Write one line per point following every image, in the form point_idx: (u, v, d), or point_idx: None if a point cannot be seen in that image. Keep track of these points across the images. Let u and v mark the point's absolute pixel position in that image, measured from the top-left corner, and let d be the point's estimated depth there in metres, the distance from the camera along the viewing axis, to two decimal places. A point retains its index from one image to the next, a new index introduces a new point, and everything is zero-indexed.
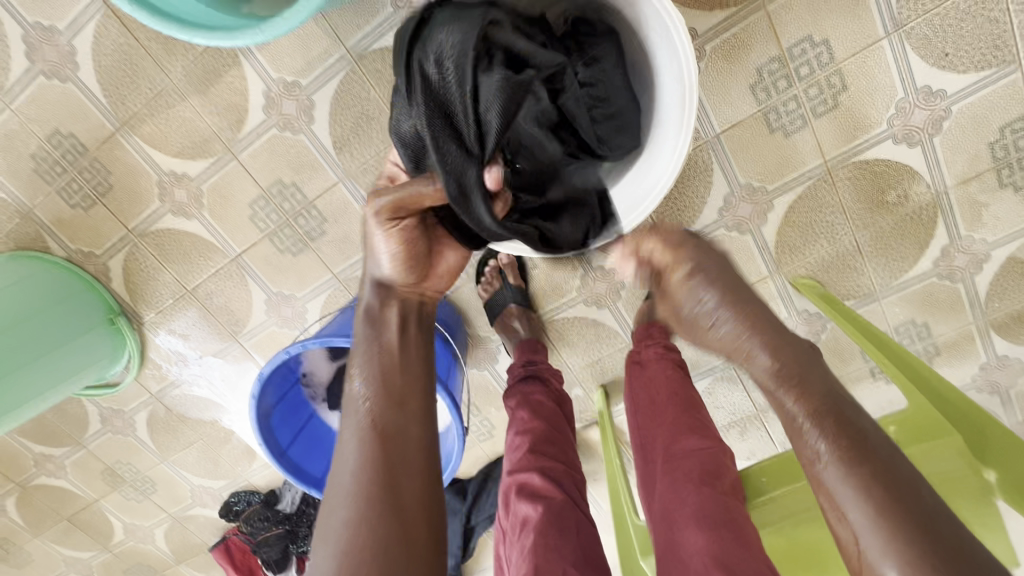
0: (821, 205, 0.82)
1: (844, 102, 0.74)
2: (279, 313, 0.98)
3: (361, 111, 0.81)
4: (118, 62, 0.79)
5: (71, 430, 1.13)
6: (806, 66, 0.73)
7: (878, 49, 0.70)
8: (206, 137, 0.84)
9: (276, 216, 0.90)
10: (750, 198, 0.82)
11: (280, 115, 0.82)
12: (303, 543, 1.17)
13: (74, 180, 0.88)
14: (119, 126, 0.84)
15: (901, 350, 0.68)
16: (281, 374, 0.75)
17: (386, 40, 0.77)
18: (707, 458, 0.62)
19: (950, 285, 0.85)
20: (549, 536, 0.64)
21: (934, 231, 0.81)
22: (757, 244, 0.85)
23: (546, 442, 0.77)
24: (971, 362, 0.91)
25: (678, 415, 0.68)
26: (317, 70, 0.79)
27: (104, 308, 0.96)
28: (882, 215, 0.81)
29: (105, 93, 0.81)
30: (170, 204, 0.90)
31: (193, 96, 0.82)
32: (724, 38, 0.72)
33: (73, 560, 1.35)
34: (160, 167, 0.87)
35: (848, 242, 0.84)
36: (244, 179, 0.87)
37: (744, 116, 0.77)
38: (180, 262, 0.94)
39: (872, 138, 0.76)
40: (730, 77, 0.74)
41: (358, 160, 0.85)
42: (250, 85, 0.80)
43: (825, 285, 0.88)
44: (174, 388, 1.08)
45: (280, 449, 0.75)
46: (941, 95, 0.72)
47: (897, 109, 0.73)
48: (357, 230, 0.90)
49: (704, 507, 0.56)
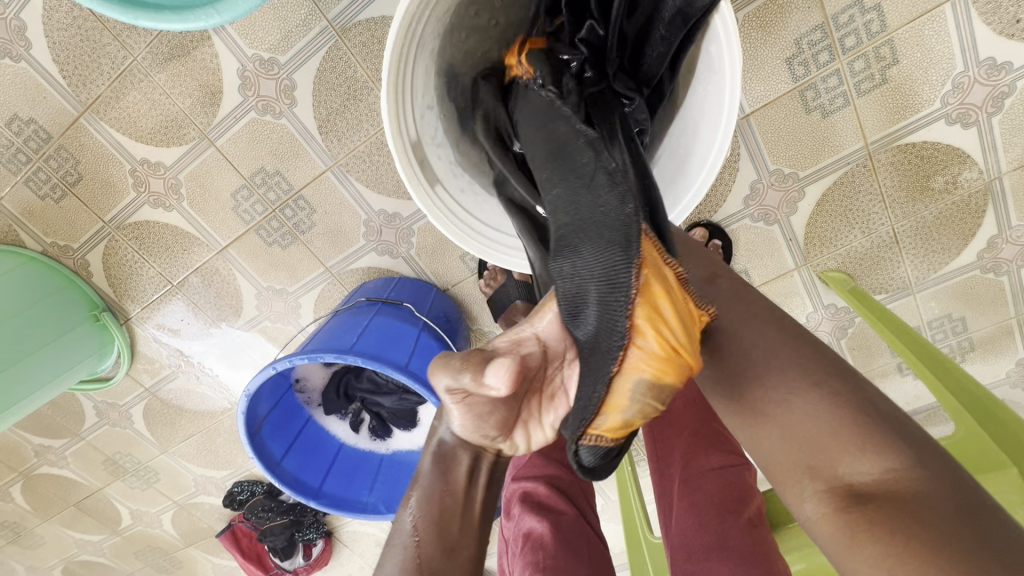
0: (858, 193, 0.74)
1: (893, 77, 0.65)
2: (271, 308, 0.94)
3: (349, 91, 0.73)
4: (75, 38, 0.71)
5: (68, 423, 1.11)
6: (852, 36, 0.64)
7: (939, 14, 0.61)
8: (180, 122, 0.77)
9: (261, 208, 0.83)
10: (779, 185, 0.75)
11: (259, 97, 0.74)
12: (309, 531, 1.20)
13: (41, 169, 0.81)
14: (83, 110, 0.76)
15: (943, 359, 0.63)
16: (274, 382, 0.71)
17: (371, 9, 0.68)
18: (731, 480, 0.58)
19: (993, 279, 0.78)
20: (559, 557, 0.58)
21: (981, 220, 0.73)
22: (784, 235, 0.79)
23: (555, 448, 0.71)
24: (1007, 358, 0.85)
25: (697, 427, 0.64)
26: (295, 46, 0.70)
27: (88, 304, 0.91)
28: (925, 203, 0.74)
29: (64, 74, 0.73)
30: (147, 194, 0.83)
31: (161, 76, 0.74)
32: (758, 6, 0.64)
33: (83, 543, 1.36)
34: (132, 155, 0.80)
35: (885, 233, 0.77)
36: (224, 167, 0.80)
37: (779, 94, 0.68)
38: (161, 256, 0.88)
39: (920, 118, 0.67)
40: (763, 51, 0.66)
41: (346, 147, 0.77)
42: (222, 63, 0.72)
43: (855, 279, 0.81)
44: (169, 382, 1.04)
45: (275, 461, 0.70)
46: (1007, 68, 0.62)
47: (954, 85, 0.64)
48: (349, 221, 0.84)
49: (729, 537, 0.51)
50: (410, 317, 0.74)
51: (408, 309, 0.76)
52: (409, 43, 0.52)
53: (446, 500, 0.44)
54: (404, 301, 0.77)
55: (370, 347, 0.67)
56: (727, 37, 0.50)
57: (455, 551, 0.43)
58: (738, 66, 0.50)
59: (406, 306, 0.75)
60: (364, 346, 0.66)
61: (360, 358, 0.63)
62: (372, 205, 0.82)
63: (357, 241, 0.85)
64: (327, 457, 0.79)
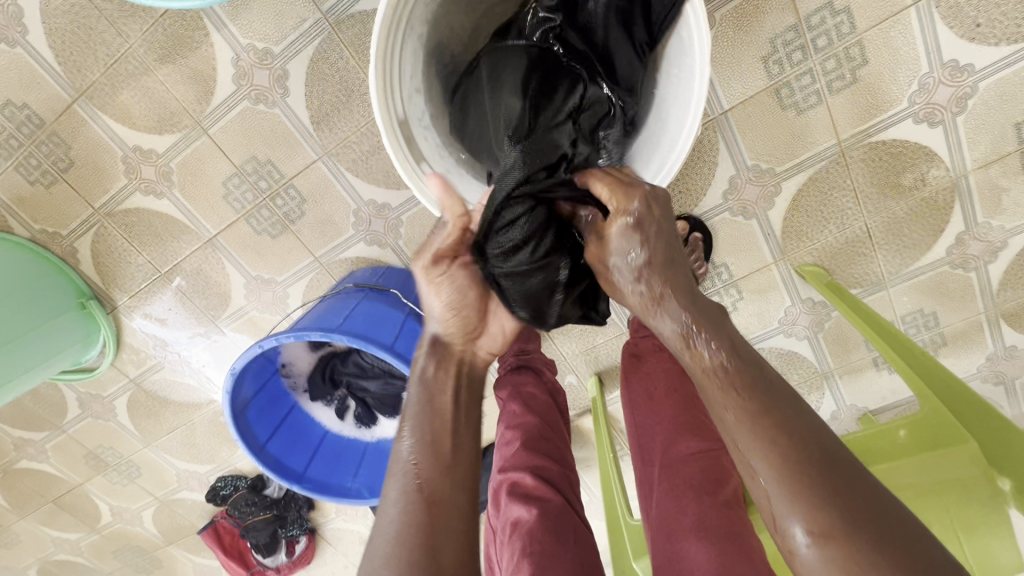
0: (833, 190, 0.77)
1: (863, 76, 0.69)
2: (259, 298, 0.94)
3: (342, 83, 0.75)
4: (72, 25, 0.72)
5: (50, 415, 1.10)
6: (824, 37, 0.67)
7: (905, 17, 0.64)
8: (174, 111, 0.78)
9: (251, 196, 0.84)
10: (758, 180, 0.77)
11: (252, 87, 0.75)
12: (293, 527, 1.19)
13: (32, 155, 0.81)
14: (77, 97, 0.77)
15: (923, 358, 0.64)
16: (259, 365, 0.71)
17: (363, 3, 0.70)
18: (708, 463, 0.56)
19: (962, 275, 0.81)
20: (545, 542, 0.58)
21: (949, 217, 0.76)
22: (762, 230, 0.81)
23: (540, 439, 0.71)
24: (977, 353, 0.88)
25: (678, 413, 0.63)
26: (290, 38, 0.72)
27: (75, 291, 0.91)
28: (896, 199, 0.77)
29: (59, 60, 0.74)
30: (138, 181, 0.84)
31: (157, 65, 0.75)
32: (735, 5, 0.67)
33: (60, 541, 1.33)
34: (124, 141, 0.81)
35: (858, 229, 0.80)
36: (216, 155, 0.81)
37: (755, 92, 0.71)
38: (151, 244, 0.89)
39: (891, 116, 0.70)
40: (741, 50, 0.69)
41: (337, 136, 0.79)
42: (218, 53, 0.74)
43: (831, 273, 0.84)
44: (154, 373, 1.04)
45: (259, 444, 0.71)
46: (968, 70, 0.66)
47: (920, 86, 0.68)
48: (338, 211, 0.85)
49: (706, 519, 0.51)
50: (397, 302, 0.74)
51: (395, 295, 0.76)
52: (398, 19, 0.54)
53: (436, 421, 0.50)
54: (391, 287, 0.77)
55: (357, 328, 0.68)
56: (697, 22, 0.52)
57: (454, 470, 0.47)
58: (707, 51, 0.52)
59: (392, 291, 0.75)
60: (350, 326, 0.67)
61: (346, 337, 0.65)
62: (361, 195, 0.83)
63: (346, 230, 0.86)
64: (311, 444, 0.79)
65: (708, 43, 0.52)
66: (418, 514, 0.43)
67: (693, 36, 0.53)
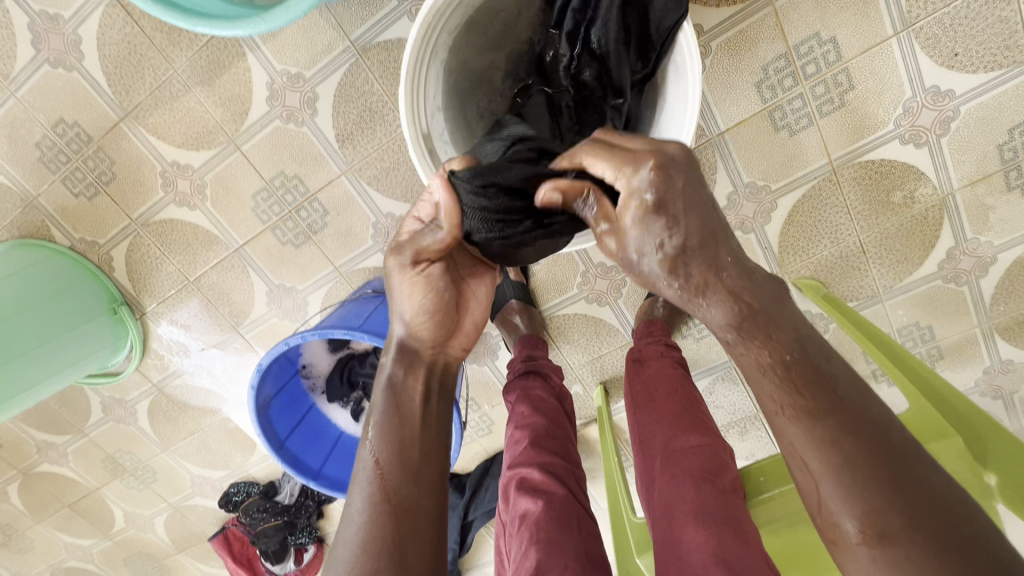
0: (825, 206, 0.81)
1: (851, 101, 0.74)
2: (280, 305, 0.99)
3: (365, 104, 0.81)
4: (124, 51, 0.80)
5: (73, 418, 1.14)
6: (813, 64, 0.72)
7: (886, 47, 0.70)
8: (210, 129, 0.84)
9: (278, 209, 0.90)
10: (754, 197, 0.82)
11: (284, 107, 0.82)
12: (301, 534, 1.20)
13: (78, 169, 0.88)
14: (123, 116, 0.84)
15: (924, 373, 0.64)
16: (281, 364, 0.75)
17: (389, 32, 0.77)
18: (707, 454, 0.59)
19: (954, 288, 0.84)
20: (551, 531, 0.61)
21: (939, 233, 0.80)
22: (760, 243, 0.85)
23: (547, 437, 0.74)
24: (974, 366, 0.90)
25: (678, 411, 0.65)
26: (320, 63, 0.79)
27: (107, 297, 0.97)
28: (887, 216, 0.81)
29: (110, 83, 0.81)
30: (174, 194, 0.90)
31: (197, 87, 0.82)
32: (731, 35, 0.72)
33: (73, 547, 1.35)
34: (163, 157, 0.87)
35: (852, 243, 0.84)
36: (247, 170, 0.87)
37: (749, 115, 0.76)
38: (181, 253, 0.95)
39: (878, 138, 0.75)
40: (735, 75, 0.74)
41: (360, 153, 0.85)
42: (254, 76, 0.80)
43: (828, 286, 0.88)
44: (175, 378, 1.08)
45: (279, 440, 0.75)
46: (949, 95, 0.71)
47: (904, 109, 0.72)
48: (359, 223, 0.90)
49: (705, 505, 0.53)
50: None
51: None
52: (425, 46, 0.60)
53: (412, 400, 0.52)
54: None
55: (376, 328, 0.72)
56: (689, 46, 0.58)
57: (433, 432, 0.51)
58: (699, 69, 0.57)
59: None
60: (370, 327, 0.71)
61: (367, 334, 0.69)
62: (381, 209, 0.89)
63: (366, 241, 0.92)
64: (327, 443, 0.83)
65: (699, 64, 0.57)
66: (397, 438, 0.49)
67: (686, 59, 0.58)
